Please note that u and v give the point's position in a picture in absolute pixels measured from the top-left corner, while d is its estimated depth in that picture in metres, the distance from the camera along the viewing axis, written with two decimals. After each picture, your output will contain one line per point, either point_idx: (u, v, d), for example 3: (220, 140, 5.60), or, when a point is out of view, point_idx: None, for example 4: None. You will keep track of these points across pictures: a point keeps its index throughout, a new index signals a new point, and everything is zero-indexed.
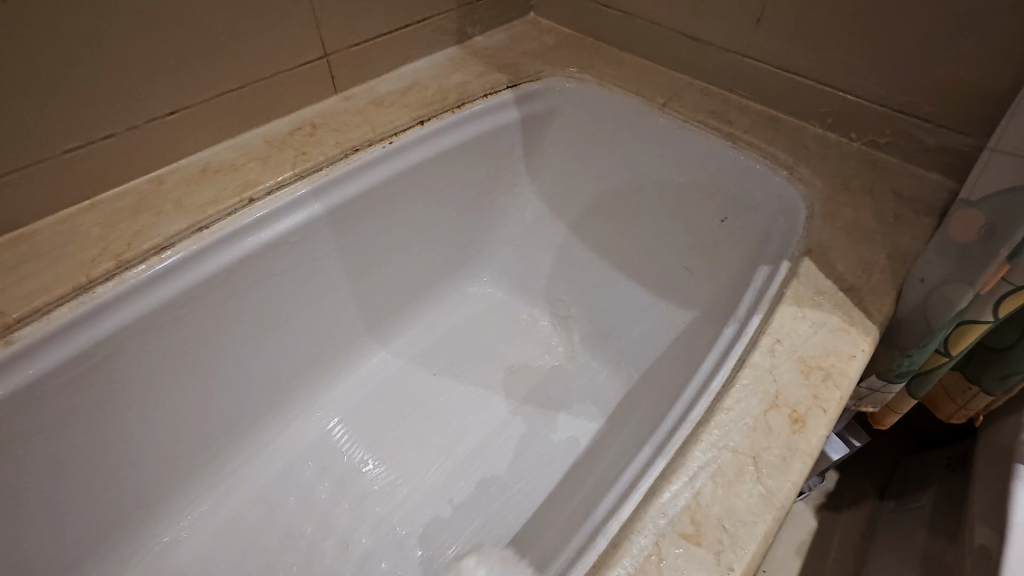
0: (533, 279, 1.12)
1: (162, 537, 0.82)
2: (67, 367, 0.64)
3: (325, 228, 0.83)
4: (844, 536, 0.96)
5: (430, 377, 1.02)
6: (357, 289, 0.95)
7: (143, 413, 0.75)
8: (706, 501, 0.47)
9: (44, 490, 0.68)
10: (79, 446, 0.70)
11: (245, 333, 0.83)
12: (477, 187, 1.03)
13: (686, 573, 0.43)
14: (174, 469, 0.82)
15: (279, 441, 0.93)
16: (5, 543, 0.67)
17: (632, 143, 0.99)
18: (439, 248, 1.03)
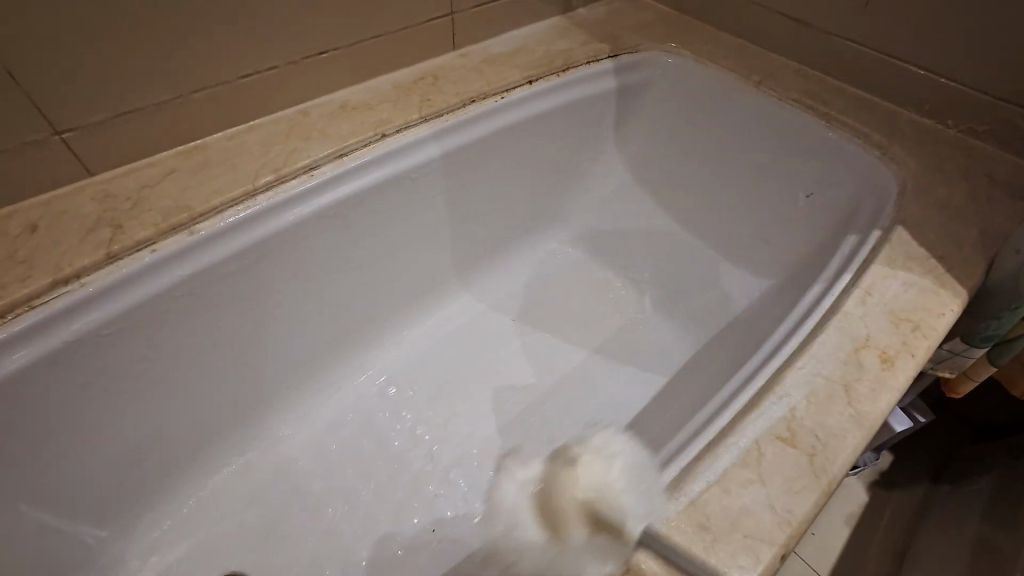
0: (610, 243, 1.18)
1: (270, 434, 0.91)
2: (229, 262, 0.73)
3: (439, 169, 0.91)
4: (895, 512, 1.00)
5: (508, 322, 1.10)
6: (454, 232, 1.02)
7: (272, 319, 0.83)
8: (802, 414, 0.53)
9: (193, 372, 0.78)
10: (224, 339, 0.79)
11: (360, 260, 0.90)
12: (569, 149, 1.09)
13: (786, 467, 0.49)
14: (288, 376, 0.91)
15: (373, 365, 1.01)
16: (161, 412, 0.77)
17: (725, 118, 1.03)
18: (527, 204, 1.11)
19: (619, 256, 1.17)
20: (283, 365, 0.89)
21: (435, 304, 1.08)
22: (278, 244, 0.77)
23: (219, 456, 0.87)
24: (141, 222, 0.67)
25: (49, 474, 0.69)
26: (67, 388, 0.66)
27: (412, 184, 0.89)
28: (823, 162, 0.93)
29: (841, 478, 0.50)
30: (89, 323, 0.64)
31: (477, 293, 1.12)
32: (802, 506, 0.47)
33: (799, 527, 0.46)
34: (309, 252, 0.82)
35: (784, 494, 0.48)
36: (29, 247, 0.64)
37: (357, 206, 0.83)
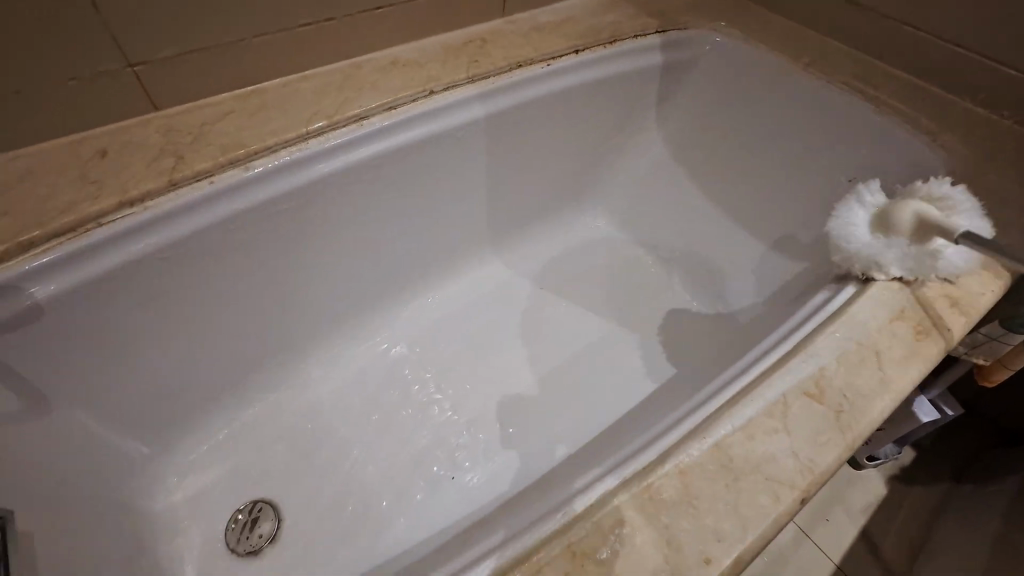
0: (642, 221, 1.19)
1: (302, 375, 0.95)
2: (279, 202, 0.76)
3: (480, 130, 0.93)
4: (913, 507, 0.99)
5: (536, 290, 1.12)
6: (490, 197, 1.04)
7: (312, 263, 0.87)
8: (830, 374, 0.54)
9: (234, 305, 0.81)
10: (266, 278, 0.83)
11: (397, 214, 0.93)
12: (609, 123, 1.10)
13: (810, 419, 0.50)
14: (322, 321, 0.95)
15: (402, 320, 1.04)
16: (204, 340, 0.81)
17: (770, 100, 1.02)
18: (563, 175, 1.12)
19: (650, 234, 1.18)
20: (319, 309, 0.93)
21: (466, 267, 1.10)
22: (325, 188, 0.80)
23: (254, 391, 0.91)
24: (202, 155, 0.71)
25: (100, 386, 0.73)
26: (125, 304, 0.70)
27: (454, 143, 0.91)
28: (867, 147, 0.92)
29: (866, 436, 0.50)
30: (150, 244, 0.68)
31: (507, 260, 1.14)
32: (825, 457, 0.48)
33: (820, 475, 0.47)
34: (352, 200, 0.85)
35: (806, 444, 0.48)
36: (100, 169, 0.68)
37: (401, 160, 0.86)
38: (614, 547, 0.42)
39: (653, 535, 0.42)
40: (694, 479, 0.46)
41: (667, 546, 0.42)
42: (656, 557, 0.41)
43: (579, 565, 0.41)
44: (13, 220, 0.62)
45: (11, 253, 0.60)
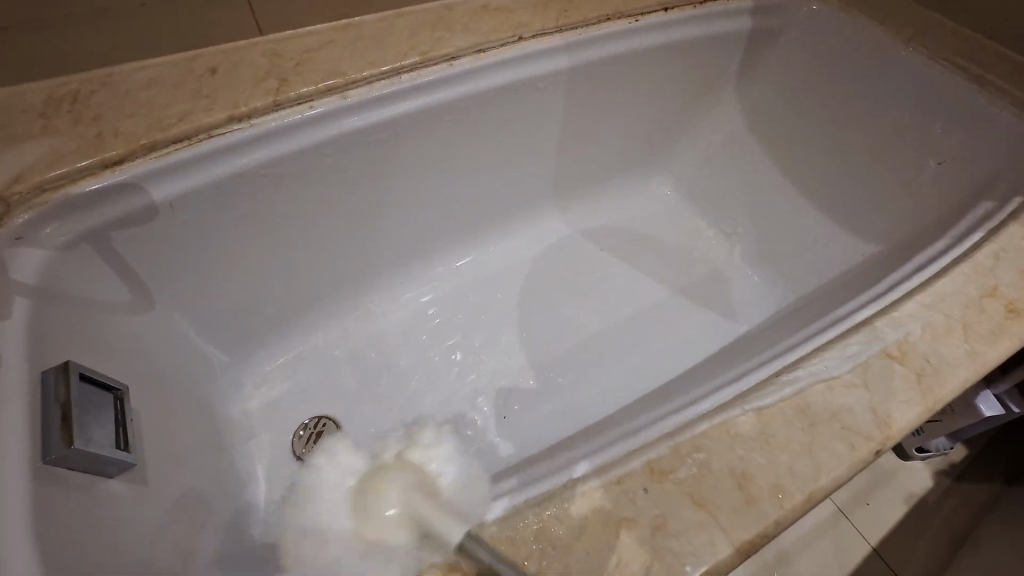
0: (708, 191, 1.17)
1: (369, 308, 1.00)
2: (367, 133, 0.79)
3: (562, 83, 0.93)
4: (959, 503, 0.98)
5: (595, 252, 1.13)
6: (562, 153, 1.05)
7: (386, 198, 0.90)
8: (914, 341, 0.53)
9: (314, 232, 0.85)
10: (344, 209, 0.86)
11: (472, 160, 0.95)
12: (687, 88, 1.09)
13: (890, 380, 0.50)
14: (389, 258, 0.98)
15: (462, 266, 1.07)
16: (283, 262, 0.85)
17: (863, 76, 0.99)
18: (634, 137, 1.12)
19: (715, 207, 1.16)
20: (389, 246, 0.97)
21: (528, 222, 1.12)
22: (412, 123, 0.82)
23: (323, 317, 0.96)
24: (303, 80, 0.74)
25: (192, 294, 0.78)
26: (222, 217, 0.74)
27: (535, 93, 0.91)
28: (963, 131, 0.88)
29: (947, 401, 0.50)
30: (254, 161, 0.72)
31: (569, 220, 1.15)
32: (905, 415, 0.48)
33: (897, 432, 0.48)
34: (432, 140, 0.87)
35: (885, 401, 0.49)
36: (212, 85, 0.71)
37: (483, 104, 0.87)
38: (690, 471, 0.44)
39: (729, 464, 0.44)
40: (772, 419, 0.47)
41: (743, 475, 0.44)
42: (731, 484, 0.43)
43: (656, 482, 0.43)
44: (135, 124, 0.66)
45: (135, 154, 0.65)
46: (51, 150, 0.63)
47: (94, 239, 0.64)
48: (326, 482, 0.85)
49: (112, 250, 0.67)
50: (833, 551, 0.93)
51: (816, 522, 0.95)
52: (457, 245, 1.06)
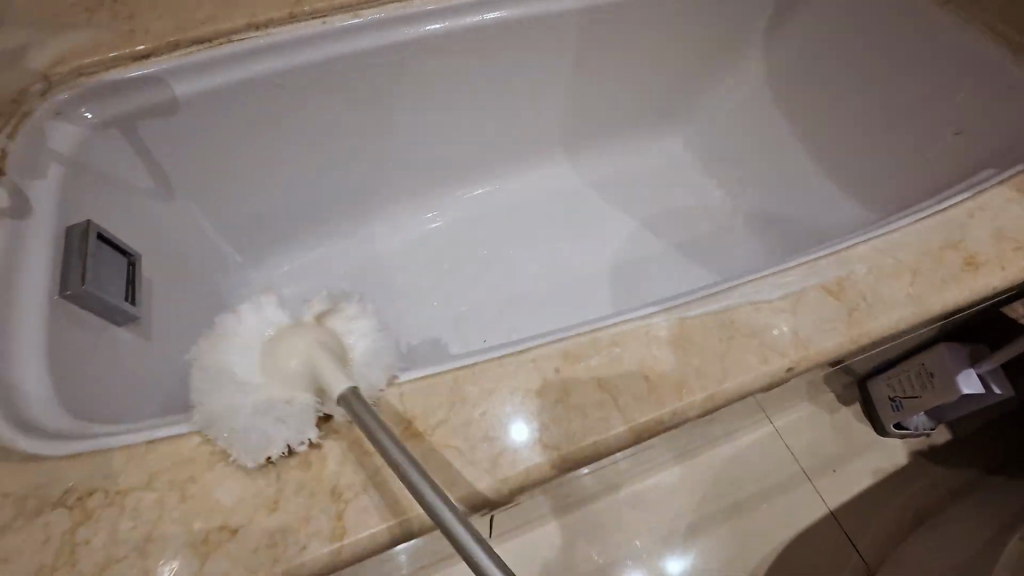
0: (722, 150, 1.16)
1: (373, 231, 1.06)
2: (379, 54, 0.83)
3: (579, 23, 0.94)
4: (930, 482, 0.97)
5: (598, 200, 1.15)
6: (575, 96, 1.07)
7: (396, 122, 0.95)
8: (856, 279, 0.54)
9: (326, 146, 0.92)
10: (356, 127, 0.92)
11: (482, 93, 0.98)
12: (710, 40, 1.07)
13: (820, 310, 0.52)
14: (396, 182, 1.04)
15: (466, 200, 1.11)
16: (295, 172, 0.92)
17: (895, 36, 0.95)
18: (651, 88, 1.11)
19: (726, 166, 1.15)
20: (395, 171, 1.02)
21: (535, 164, 1.14)
22: (421, 48, 0.86)
23: (329, 232, 1.03)
24: None
25: (211, 190, 0.86)
26: (240, 120, 0.81)
27: (548, 31, 0.93)
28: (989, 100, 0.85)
29: (874, 336, 0.52)
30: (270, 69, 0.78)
31: (576, 167, 1.17)
32: (824, 340, 0.50)
33: (813, 355, 0.50)
34: (444, 68, 0.91)
35: (808, 327, 0.51)
36: None
37: (494, 37, 0.90)
38: (601, 359, 0.48)
39: (640, 360, 0.48)
40: (692, 328, 0.50)
41: (651, 370, 0.48)
42: (638, 376, 0.47)
43: (568, 364, 0.47)
44: (164, 24, 0.73)
45: (162, 50, 0.72)
46: (90, 39, 0.70)
47: (122, 124, 0.72)
48: None
49: (139, 137, 0.74)
50: (789, 509, 0.95)
51: (777, 481, 0.97)
52: (461, 179, 1.10)
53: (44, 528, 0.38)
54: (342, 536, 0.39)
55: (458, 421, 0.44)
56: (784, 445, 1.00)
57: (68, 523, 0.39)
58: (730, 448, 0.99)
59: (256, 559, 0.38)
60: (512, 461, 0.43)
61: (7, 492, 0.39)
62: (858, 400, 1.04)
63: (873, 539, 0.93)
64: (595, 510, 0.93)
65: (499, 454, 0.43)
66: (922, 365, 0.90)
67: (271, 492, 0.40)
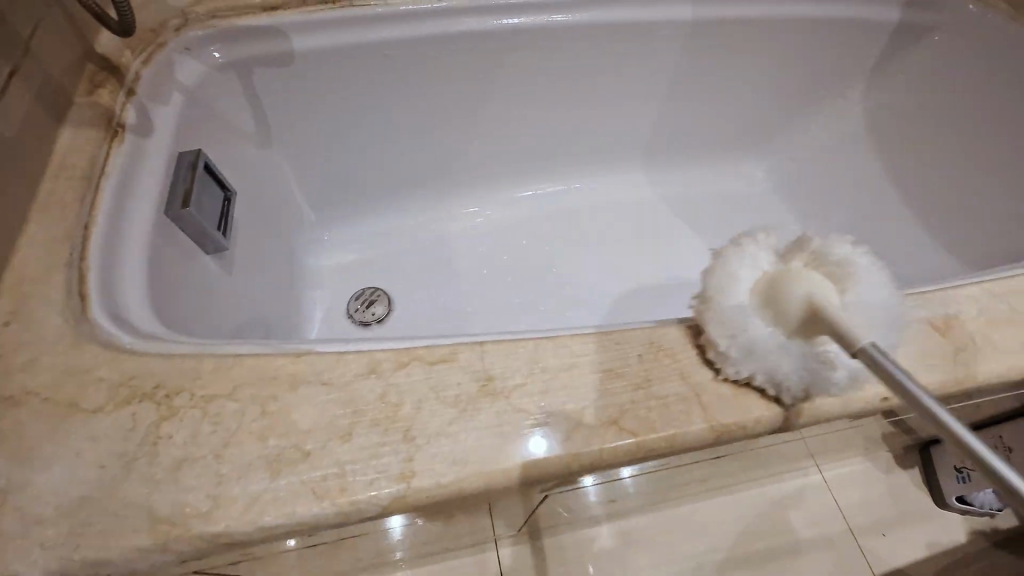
0: (807, 183, 1.12)
1: (445, 211, 1.08)
2: (488, 36, 0.86)
3: (681, 33, 0.94)
4: (991, 567, 0.90)
5: (670, 216, 1.13)
6: (664, 108, 1.06)
7: (491, 107, 0.97)
8: (964, 320, 0.51)
9: (417, 118, 0.94)
10: (451, 106, 0.94)
11: (575, 91, 0.99)
12: (811, 75, 1.05)
13: (919, 342, 0.49)
14: (473, 168, 1.06)
15: (539, 196, 1.11)
16: (386, 142, 0.95)
17: (1014, 91, 0.90)
18: (741, 114, 1.10)
19: (809, 202, 1.11)
20: (472, 157, 1.03)
21: (611, 172, 1.14)
22: (522, 39, 0.88)
23: (401, 206, 1.05)
24: None
25: (306, 146, 0.90)
26: (347, 80, 0.84)
27: (650, 41, 0.94)
28: None
29: (976, 382, 0.49)
30: (385, 37, 0.81)
31: (651, 180, 1.15)
32: (928, 374, 0.47)
33: None
34: (543, 61, 0.92)
35: (910, 357, 0.48)
36: None
37: (594, 37, 0.91)
38: (688, 353, 0.46)
39: None
40: None
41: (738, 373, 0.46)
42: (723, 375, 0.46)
43: (654, 353, 0.46)
44: None
45: (290, 5, 0.77)
46: None
47: (240, 69, 0.77)
48: None
49: (251, 84, 0.79)
50: (832, 566, 0.89)
51: (821, 532, 0.92)
52: (535, 177, 1.10)
53: (130, 417, 0.39)
54: (408, 477, 0.39)
55: (537, 388, 0.43)
56: (830, 496, 0.95)
57: (155, 416, 0.40)
58: (774, 490, 0.94)
59: (322, 486, 0.38)
60: (588, 437, 0.41)
61: (106, 377, 0.41)
62: (919, 466, 0.98)
63: None
64: (624, 529, 0.90)
65: (574, 428, 0.42)
66: (998, 438, 0.85)
67: (344, 423, 0.40)
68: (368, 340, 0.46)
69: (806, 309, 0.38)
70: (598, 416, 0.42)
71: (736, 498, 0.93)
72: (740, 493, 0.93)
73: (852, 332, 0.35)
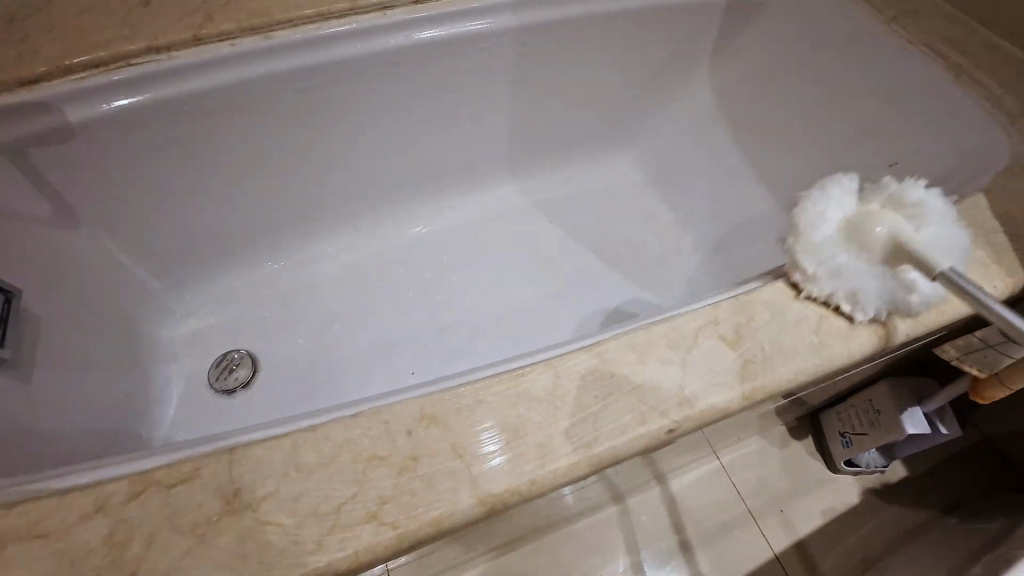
0: (675, 169, 1.12)
1: (308, 254, 1.03)
2: (297, 75, 0.79)
3: (510, 42, 0.89)
4: (883, 523, 0.93)
5: (545, 222, 1.11)
6: (515, 115, 1.02)
7: (328, 144, 0.91)
8: (756, 327, 0.50)
9: (247, 168, 0.88)
10: (281, 150, 0.89)
11: (416, 114, 0.94)
12: (658, 63, 1.04)
13: (711, 359, 0.48)
14: (329, 206, 1.00)
15: (408, 221, 1.08)
16: (219, 197, 0.89)
17: (843, 61, 0.91)
18: (598, 110, 1.08)
19: (679, 189, 1.10)
20: (324, 196, 0.98)
21: (479, 186, 1.10)
22: (334, 74, 0.82)
23: (258, 256, 1.00)
24: (229, 16, 0.75)
25: (125, 218, 0.83)
26: (147, 145, 0.77)
27: (479, 54, 0.89)
28: (918, 125, 0.82)
29: (768, 393, 0.48)
30: (176, 95, 0.74)
31: (522, 188, 1.13)
32: (714, 396, 0.46)
33: (697, 415, 0.45)
34: (369, 91, 0.87)
35: (697, 380, 0.46)
36: (143, 14, 0.73)
37: (417, 59, 0.85)
38: (460, 419, 0.44)
39: (505, 418, 0.44)
40: (566, 385, 0.46)
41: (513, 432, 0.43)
42: (497, 436, 0.43)
43: (424, 426, 0.43)
44: (60, 47, 0.70)
45: (52, 76, 0.69)
46: None
47: (9, 155, 0.69)
48: (234, 410, 0.91)
49: (31, 167, 0.72)
50: (734, 551, 0.90)
51: (721, 519, 0.93)
52: (400, 204, 1.06)
53: None
54: None
55: (290, 493, 0.40)
56: (729, 483, 0.95)
57: None
58: (671, 484, 0.95)
59: None
60: (342, 539, 0.39)
61: None
62: (811, 434, 1.00)
63: None
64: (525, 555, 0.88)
65: (326, 531, 0.39)
66: (869, 401, 0.86)
67: None
68: (123, 458, 0.44)
69: (890, 242, 0.48)
70: (354, 513, 0.40)
71: (635, 500, 0.93)
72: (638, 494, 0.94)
73: (931, 259, 0.45)
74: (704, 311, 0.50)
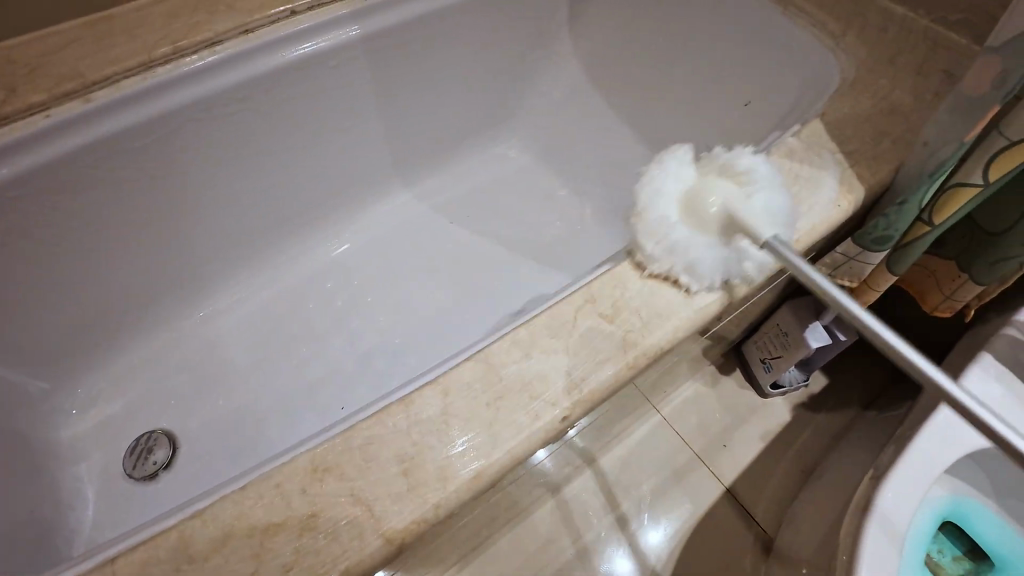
0: (560, 144, 1.13)
1: (206, 312, 0.98)
2: (134, 134, 0.73)
3: (360, 54, 0.86)
4: (814, 432, 0.99)
5: (446, 223, 1.09)
6: (388, 125, 0.99)
7: (193, 196, 0.86)
8: (632, 296, 0.51)
9: (108, 241, 0.81)
10: (142, 214, 0.82)
11: (282, 145, 0.89)
12: (518, 45, 1.04)
13: (593, 338, 0.49)
14: (215, 259, 0.95)
15: (305, 254, 1.04)
16: (86, 278, 0.83)
17: (688, 11, 0.94)
18: (471, 102, 1.07)
19: (569, 162, 1.12)
20: (206, 249, 0.93)
21: (370, 202, 1.07)
22: (176, 124, 0.76)
23: (150, 328, 0.94)
24: (37, 86, 0.68)
25: None
26: None
27: (331, 72, 0.85)
28: (764, 62, 0.86)
29: (653, 357, 0.49)
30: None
31: (415, 195, 1.11)
32: (601, 374, 0.47)
33: (588, 396, 0.46)
34: (222, 133, 0.81)
35: (582, 362, 0.47)
36: None
37: (265, 90, 0.80)
38: (354, 463, 0.43)
39: (400, 449, 0.43)
40: (456, 400, 0.45)
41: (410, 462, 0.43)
42: (394, 470, 0.42)
43: (317, 479, 0.42)
44: None
45: None
46: None
47: None
48: (161, 493, 0.85)
49: None
50: (690, 495, 0.94)
51: (673, 468, 0.96)
52: (292, 239, 1.02)
53: None
54: None
55: None
56: (673, 432, 0.99)
57: None
58: (620, 448, 0.98)
59: None
60: None
61: None
62: (738, 366, 1.05)
63: (768, 506, 0.93)
64: (494, 554, 0.89)
65: None
66: (777, 326, 0.92)
67: None
68: None
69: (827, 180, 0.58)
70: None
71: (589, 471, 0.96)
72: (591, 465, 0.96)
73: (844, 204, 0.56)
74: (580, 292, 0.51)
